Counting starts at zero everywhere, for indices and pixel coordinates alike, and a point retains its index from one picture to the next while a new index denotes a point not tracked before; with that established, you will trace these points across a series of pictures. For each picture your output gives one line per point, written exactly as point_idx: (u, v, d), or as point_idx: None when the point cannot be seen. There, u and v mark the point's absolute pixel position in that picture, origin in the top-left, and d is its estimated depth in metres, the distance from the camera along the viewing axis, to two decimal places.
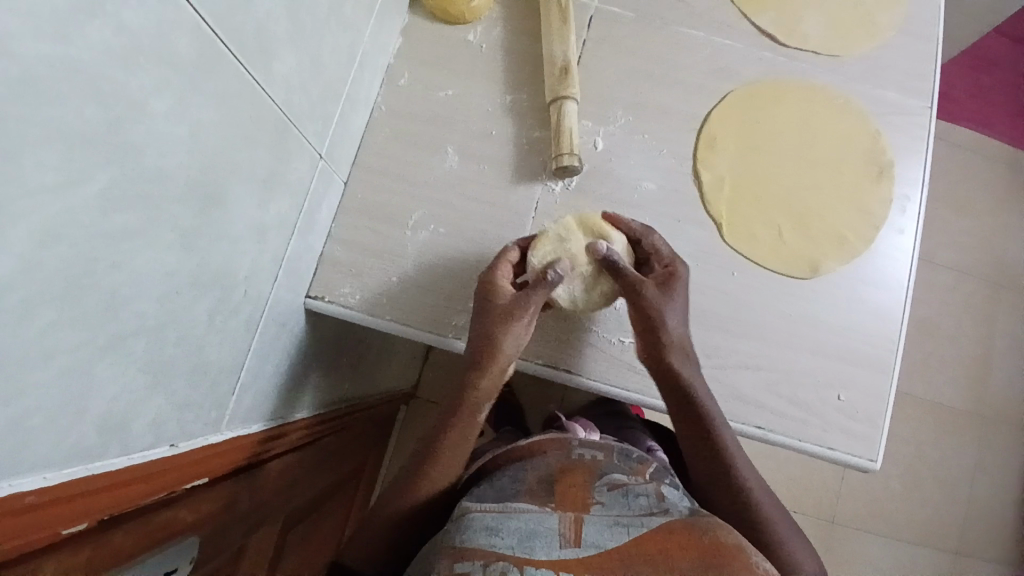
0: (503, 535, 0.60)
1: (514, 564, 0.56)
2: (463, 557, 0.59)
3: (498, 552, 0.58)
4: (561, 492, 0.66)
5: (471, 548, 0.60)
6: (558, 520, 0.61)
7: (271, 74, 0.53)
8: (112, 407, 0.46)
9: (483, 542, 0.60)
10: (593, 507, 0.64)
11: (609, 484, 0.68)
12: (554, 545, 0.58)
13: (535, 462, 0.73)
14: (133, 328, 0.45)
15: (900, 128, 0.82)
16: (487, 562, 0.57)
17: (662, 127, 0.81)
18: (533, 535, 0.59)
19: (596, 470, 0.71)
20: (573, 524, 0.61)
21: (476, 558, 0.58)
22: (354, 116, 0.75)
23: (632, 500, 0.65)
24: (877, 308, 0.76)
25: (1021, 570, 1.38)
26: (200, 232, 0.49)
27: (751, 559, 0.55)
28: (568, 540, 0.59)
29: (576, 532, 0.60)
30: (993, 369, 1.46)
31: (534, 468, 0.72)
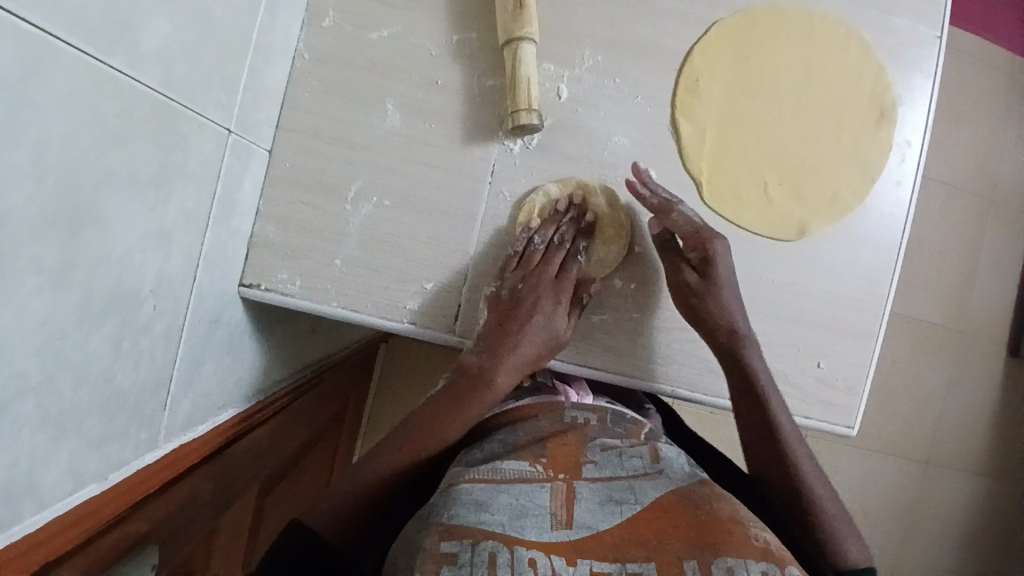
0: (494, 511, 0.54)
1: (505, 544, 0.51)
2: (452, 534, 0.52)
3: (487, 530, 0.52)
4: (551, 450, 0.62)
5: (459, 526, 0.52)
6: (550, 496, 0.56)
7: (140, 54, 0.42)
8: (11, 475, 0.41)
9: (473, 519, 0.53)
10: (586, 468, 0.60)
11: (602, 445, 0.63)
12: (546, 526, 0.53)
13: (525, 423, 0.67)
14: (15, 391, 0.39)
15: (907, 60, 0.72)
16: (475, 541, 0.51)
17: (636, 68, 0.69)
18: (523, 513, 0.54)
19: (589, 432, 0.65)
20: (566, 502, 0.56)
21: (461, 537, 0.51)
22: (270, 72, 0.63)
23: (625, 462, 0.61)
24: (865, 269, 0.71)
25: (981, 477, 1.45)
26: (76, 264, 0.41)
27: (748, 533, 0.53)
28: (560, 519, 0.54)
29: (568, 511, 0.55)
30: (974, 290, 1.44)
31: (524, 430, 0.66)
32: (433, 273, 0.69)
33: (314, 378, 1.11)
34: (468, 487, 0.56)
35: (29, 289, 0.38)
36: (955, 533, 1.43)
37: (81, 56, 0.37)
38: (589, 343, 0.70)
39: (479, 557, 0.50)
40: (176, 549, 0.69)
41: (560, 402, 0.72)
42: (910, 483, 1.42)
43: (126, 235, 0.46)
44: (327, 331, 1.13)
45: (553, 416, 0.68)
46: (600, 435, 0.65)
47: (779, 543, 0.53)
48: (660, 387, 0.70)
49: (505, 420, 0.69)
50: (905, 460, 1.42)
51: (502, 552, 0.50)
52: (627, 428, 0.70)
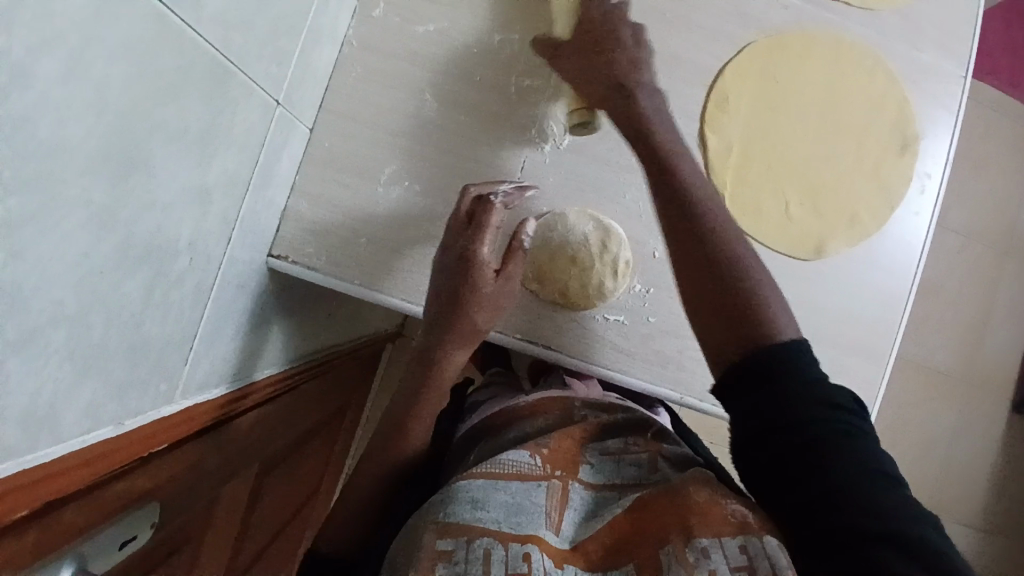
0: (490, 507, 0.54)
1: (501, 540, 0.52)
2: (447, 532, 0.53)
3: (482, 527, 0.53)
4: (555, 443, 0.63)
5: (455, 524, 0.53)
6: (546, 495, 0.57)
7: (203, 13, 0.45)
8: (37, 399, 0.42)
9: (468, 518, 0.53)
10: (583, 468, 0.62)
11: (603, 449, 0.65)
12: (540, 524, 0.54)
13: (537, 418, 0.69)
14: (50, 317, 0.40)
15: (932, 96, 0.74)
16: (470, 538, 0.52)
17: (669, 81, 0.72)
18: (520, 509, 0.55)
19: (596, 430, 0.67)
20: (560, 504, 0.57)
21: (458, 533, 0.52)
22: (320, 53, 0.66)
23: (622, 467, 0.62)
24: (880, 294, 0.72)
25: (984, 531, 1.42)
26: (122, 204, 0.43)
27: (723, 509, 0.52)
28: (553, 523, 0.55)
29: (560, 516, 0.56)
30: (985, 339, 1.43)
31: (534, 425, 0.68)
32: None
33: (325, 364, 1.12)
34: (465, 482, 0.56)
35: (76, 220, 0.40)
36: None
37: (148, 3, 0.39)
38: (603, 344, 0.71)
39: (473, 554, 0.51)
40: (176, 511, 0.70)
41: (570, 398, 0.74)
42: None
43: (169, 185, 0.48)
44: (343, 319, 1.14)
45: (563, 413, 0.70)
46: (604, 434, 0.67)
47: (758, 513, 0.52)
48: (666, 391, 0.71)
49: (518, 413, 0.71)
50: None
51: (497, 550, 0.51)
52: (636, 423, 0.69)
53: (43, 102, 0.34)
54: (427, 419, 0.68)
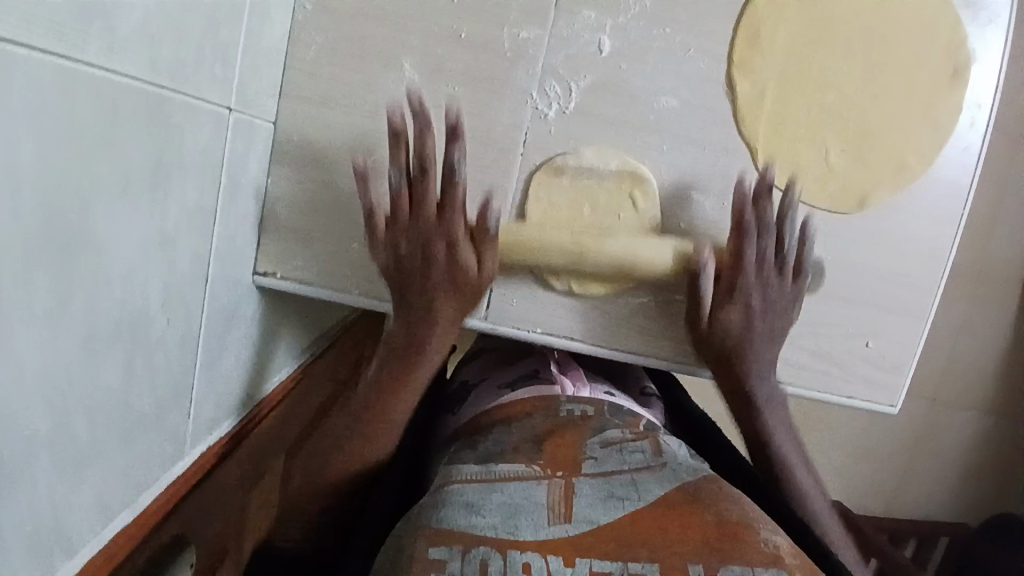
0: (484, 512, 0.50)
1: (498, 549, 0.47)
2: (442, 538, 0.48)
3: (477, 535, 0.48)
4: (548, 451, 0.57)
5: (448, 530, 0.49)
6: (547, 492, 0.52)
7: (112, 40, 0.34)
8: (35, 529, 0.37)
9: (463, 522, 0.49)
10: (585, 464, 0.55)
11: (603, 441, 0.59)
12: (542, 524, 0.49)
13: (520, 421, 0.62)
14: (23, 451, 0.35)
15: (984, 8, 0.63)
16: (465, 547, 0.48)
17: (690, 15, 0.60)
18: (518, 509, 0.50)
19: (588, 427, 0.61)
20: (565, 495, 0.52)
21: (452, 542, 0.48)
22: (268, 30, 0.54)
23: (627, 456, 0.57)
24: (924, 243, 0.66)
25: (988, 413, 1.47)
26: (74, 300, 0.36)
27: (757, 537, 0.49)
28: (559, 517, 0.50)
29: (567, 504, 0.51)
30: (1000, 228, 1.39)
31: (519, 429, 0.61)
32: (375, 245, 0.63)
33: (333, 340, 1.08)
34: (458, 487, 0.53)
35: (22, 344, 0.33)
36: (956, 467, 1.48)
37: (40, 56, 0.29)
38: (618, 324, 0.66)
39: (469, 565, 0.47)
40: (214, 533, 0.69)
41: (556, 395, 0.67)
42: (914, 420, 1.45)
43: (125, 253, 0.40)
44: None
45: (548, 412, 0.63)
46: (599, 427, 0.61)
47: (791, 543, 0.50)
48: (701, 368, 0.67)
49: (500, 417, 0.64)
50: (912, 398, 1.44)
51: (495, 559, 0.47)
52: (627, 420, 0.64)
53: None
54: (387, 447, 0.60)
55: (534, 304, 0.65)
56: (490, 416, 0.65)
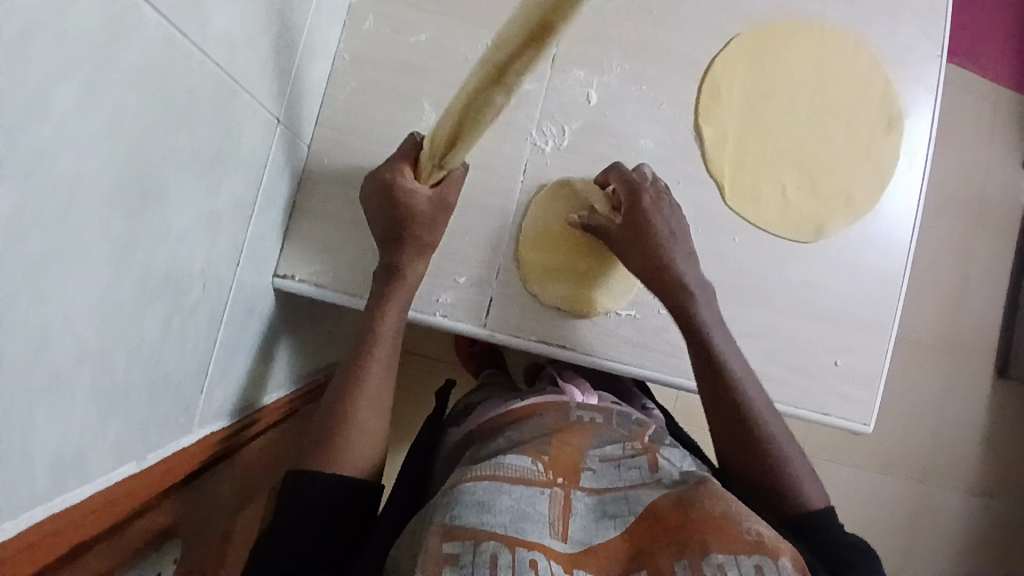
0: (497, 511, 0.50)
1: (507, 546, 0.47)
2: (453, 535, 0.48)
3: (489, 531, 0.48)
4: (554, 450, 0.59)
5: (461, 527, 0.48)
6: (549, 503, 0.52)
7: (207, 31, 0.44)
8: (62, 447, 0.40)
9: (475, 521, 0.49)
10: (585, 475, 0.57)
11: (602, 453, 0.60)
12: (545, 532, 0.50)
13: (529, 422, 0.64)
14: (75, 358, 0.39)
15: (910, 72, 0.78)
16: (476, 542, 0.47)
17: (660, 75, 0.74)
18: (524, 515, 0.50)
19: (592, 435, 0.62)
20: (564, 512, 0.52)
21: (464, 538, 0.47)
22: (314, 67, 0.66)
23: (623, 472, 0.57)
24: (877, 271, 0.74)
25: (980, 493, 1.46)
26: (141, 234, 0.42)
27: (740, 527, 0.48)
28: (559, 531, 0.50)
29: (565, 523, 0.51)
30: (966, 307, 1.47)
31: (529, 427, 0.63)
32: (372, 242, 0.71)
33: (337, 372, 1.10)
34: (470, 486, 0.52)
35: (98, 256, 0.38)
36: (957, 551, 1.44)
37: (157, 24, 0.38)
38: (615, 339, 0.72)
39: (479, 559, 0.46)
40: (193, 542, 0.70)
41: (564, 401, 0.69)
42: (909, 500, 1.43)
43: (183, 211, 0.47)
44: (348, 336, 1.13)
45: (557, 415, 0.65)
46: (602, 438, 0.62)
47: (774, 533, 0.49)
48: (683, 382, 0.72)
49: (508, 420, 0.66)
50: (904, 475, 1.43)
51: (504, 554, 0.46)
52: (631, 430, 0.66)
53: (60, 130, 0.32)
54: (367, 438, 0.61)
55: (531, 314, 0.71)
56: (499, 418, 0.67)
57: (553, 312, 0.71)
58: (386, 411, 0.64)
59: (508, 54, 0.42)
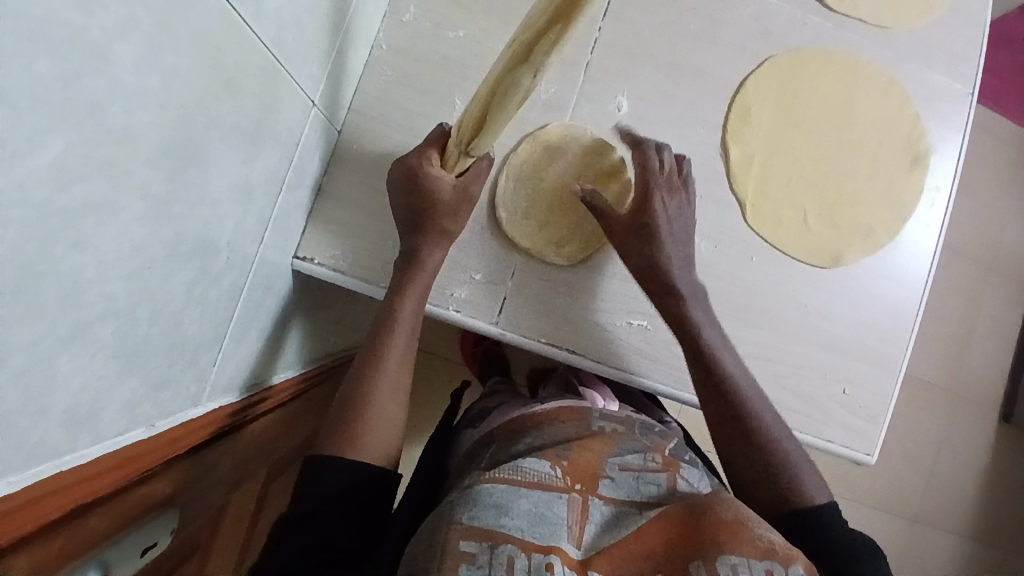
0: (514, 514, 0.49)
1: (523, 549, 0.47)
2: (470, 534, 0.48)
3: (506, 534, 0.48)
4: (574, 455, 0.57)
5: (479, 527, 0.48)
6: (567, 507, 0.52)
7: (261, 6, 0.44)
8: (78, 399, 0.40)
9: (491, 522, 0.49)
10: (603, 483, 0.55)
11: (622, 461, 0.58)
12: (562, 536, 0.49)
13: (551, 427, 0.63)
14: (102, 312, 0.39)
15: (940, 112, 0.79)
16: (493, 544, 0.47)
17: (692, 91, 0.74)
18: (541, 519, 0.50)
19: (613, 443, 0.60)
20: (581, 516, 0.52)
21: (481, 537, 0.48)
22: (354, 53, 0.66)
23: (642, 485, 0.56)
24: (892, 305, 0.75)
25: (969, 538, 1.45)
26: (177, 197, 0.43)
27: (751, 532, 0.48)
28: (575, 535, 0.50)
29: (582, 527, 0.51)
30: (972, 350, 1.47)
31: (549, 433, 0.62)
32: (394, 233, 0.71)
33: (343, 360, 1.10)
34: (487, 487, 0.52)
35: (135, 213, 0.39)
36: None
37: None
38: (625, 350, 0.72)
39: (496, 560, 0.46)
40: (190, 515, 0.70)
41: (587, 410, 0.67)
42: (899, 540, 1.41)
43: (218, 180, 0.47)
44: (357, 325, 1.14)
45: (580, 423, 0.64)
46: (623, 446, 0.60)
47: (785, 542, 0.49)
48: (687, 396, 0.73)
49: (530, 422, 0.65)
50: (896, 514, 1.42)
51: (520, 558, 0.46)
52: (653, 440, 0.65)
53: (113, 85, 0.32)
54: (382, 432, 0.61)
55: (544, 316, 0.71)
56: (521, 421, 0.66)
57: (566, 317, 0.71)
58: (403, 402, 0.64)
59: (536, 35, 0.48)
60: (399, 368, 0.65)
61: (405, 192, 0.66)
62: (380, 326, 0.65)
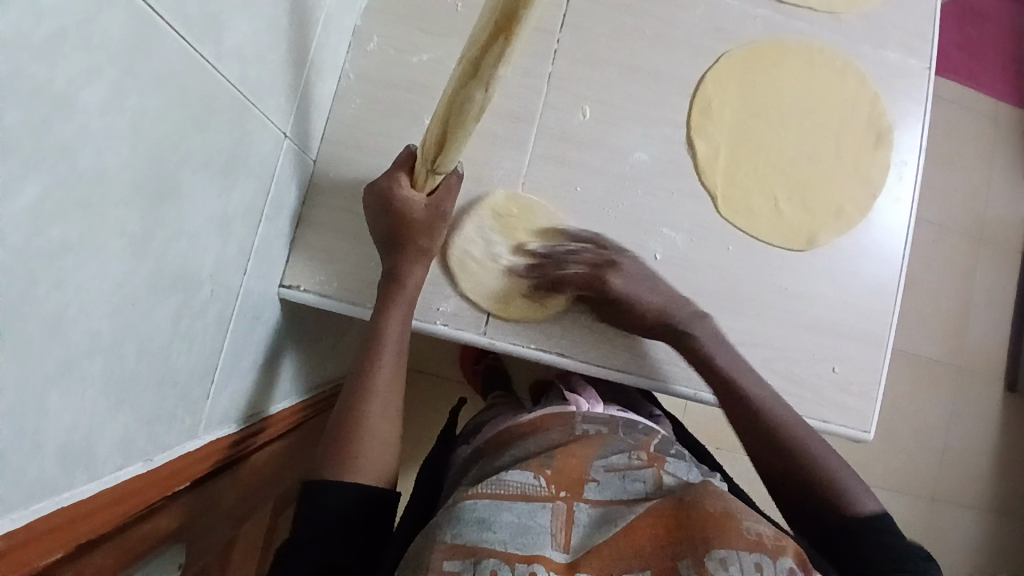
0: (496, 527, 0.50)
1: (507, 561, 0.47)
2: (455, 552, 0.48)
3: (489, 548, 0.48)
4: (558, 462, 0.58)
5: (463, 544, 0.49)
6: (551, 516, 0.52)
7: (222, 46, 0.47)
8: (72, 435, 0.41)
9: (475, 538, 0.49)
10: (588, 487, 0.56)
11: (608, 462, 0.59)
12: (546, 544, 0.49)
13: (535, 436, 0.64)
14: (88, 348, 0.40)
15: (898, 90, 0.80)
16: (477, 559, 0.48)
17: (654, 91, 0.76)
18: (526, 530, 0.50)
19: (598, 445, 0.61)
20: (566, 523, 0.52)
21: (465, 554, 0.48)
22: (321, 86, 0.69)
23: (627, 484, 0.56)
24: (872, 281, 0.75)
25: (990, 512, 1.43)
26: (155, 233, 0.44)
27: (740, 525, 0.49)
28: (560, 542, 0.50)
29: (567, 534, 0.51)
30: (971, 323, 1.47)
31: (534, 443, 0.62)
32: (375, 254, 0.73)
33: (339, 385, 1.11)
34: (471, 503, 0.52)
35: (114, 250, 0.40)
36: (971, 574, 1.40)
37: (175, 39, 0.41)
38: (612, 347, 0.73)
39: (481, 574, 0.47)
40: (198, 551, 0.71)
41: (570, 414, 0.67)
42: (920, 520, 1.39)
43: (195, 215, 0.49)
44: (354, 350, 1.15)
45: (563, 430, 0.64)
46: (608, 447, 0.61)
47: (774, 531, 0.50)
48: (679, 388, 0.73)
49: (515, 433, 0.66)
50: (913, 494, 1.40)
51: (505, 571, 0.46)
52: (638, 438, 0.65)
53: (84, 130, 0.34)
54: (370, 452, 0.61)
55: (528, 322, 0.72)
56: (507, 432, 0.66)
57: (550, 320, 0.72)
58: (392, 420, 0.65)
59: (481, 51, 0.49)
60: (389, 388, 0.66)
61: (383, 213, 0.68)
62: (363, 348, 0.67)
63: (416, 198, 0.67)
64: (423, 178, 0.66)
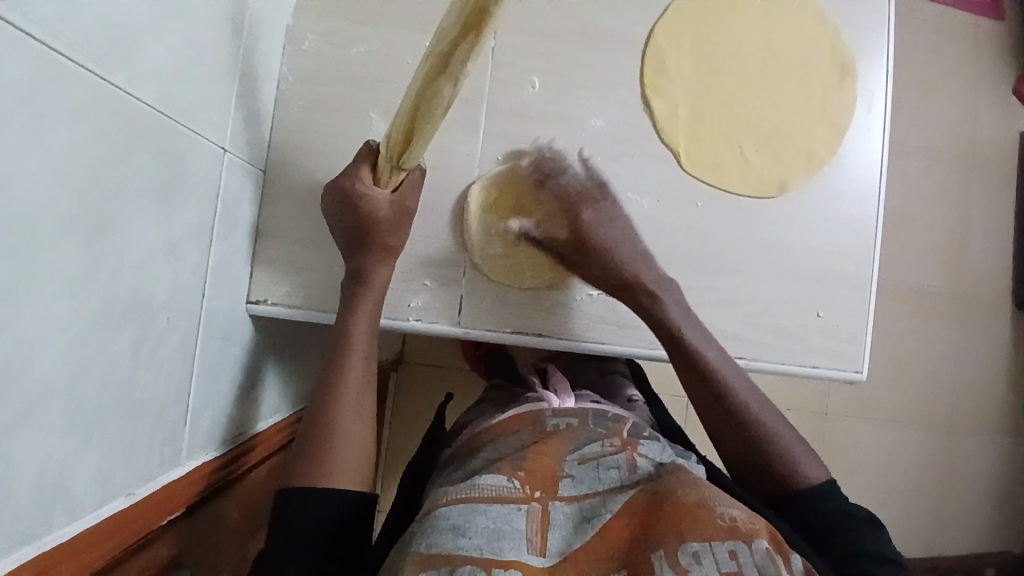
0: (472, 533, 0.49)
1: (484, 567, 0.46)
2: (430, 563, 0.47)
3: (465, 555, 0.47)
4: (530, 462, 0.57)
5: (438, 554, 0.48)
6: (527, 519, 0.51)
7: (137, 68, 0.45)
8: (42, 480, 0.41)
9: (450, 546, 0.48)
10: (563, 483, 0.55)
11: (581, 454, 0.58)
12: (523, 549, 0.49)
13: (505, 438, 0.62)
14: (43, 393, 0.40)
15: (860, 18, 0.77)
16: (453, 567, 0.47)
17: (603, 53, 0.73)
18: (500, 534, 0.49)
19: (570, 439, 0.60)
20: (542, 525, 0.51)
21: (442, 563, 0.47)
22: (258, 93, 0.67)
23: (603, 474, 0.56)
24: (851, 220, 0.73)
25: (1006, 432, 1.42)
26: (95, 269, 0.43)
27: (713, 512, 0.49)
28: (537, 546, 0.49)
29: (544, 536, 0.50)
30: (971, 246, 1.44)
31: (507, 444, 0.61)
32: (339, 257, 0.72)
33: None
34: (446, 511, 0.52)
35: (52, 292, 0.39)
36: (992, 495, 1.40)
37: (82, 72, 0.39)
38: (591, 320, 0.72)
39: None
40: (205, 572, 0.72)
41: (540, 409, 0.66)
42: (936, 450, 1.39)
43: (137, 245, 0.48)
44: None
45: (533, 428, 0.63)
46: (580, 439, 0.60)
47: (746, 513, 0.50)
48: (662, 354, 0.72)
49: (484, 437, 0.64)
50: (927, 425, 1.39)
51: None
52: (609, 426, 0.64)
53: None
54: (348, 463, 0.61)
55: (506, 307, 0.71)
56: (479, 435, 0.65)
57: (525, 302, 0.71)
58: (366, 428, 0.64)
59: (451, 44, 0.47)
60: (360, 396, 0.65)
61: (340, 214, 0.66)
62: (334, 359, 0.66)
63: (379, 196, 0.65)
64: (388, 171, 0.64)
